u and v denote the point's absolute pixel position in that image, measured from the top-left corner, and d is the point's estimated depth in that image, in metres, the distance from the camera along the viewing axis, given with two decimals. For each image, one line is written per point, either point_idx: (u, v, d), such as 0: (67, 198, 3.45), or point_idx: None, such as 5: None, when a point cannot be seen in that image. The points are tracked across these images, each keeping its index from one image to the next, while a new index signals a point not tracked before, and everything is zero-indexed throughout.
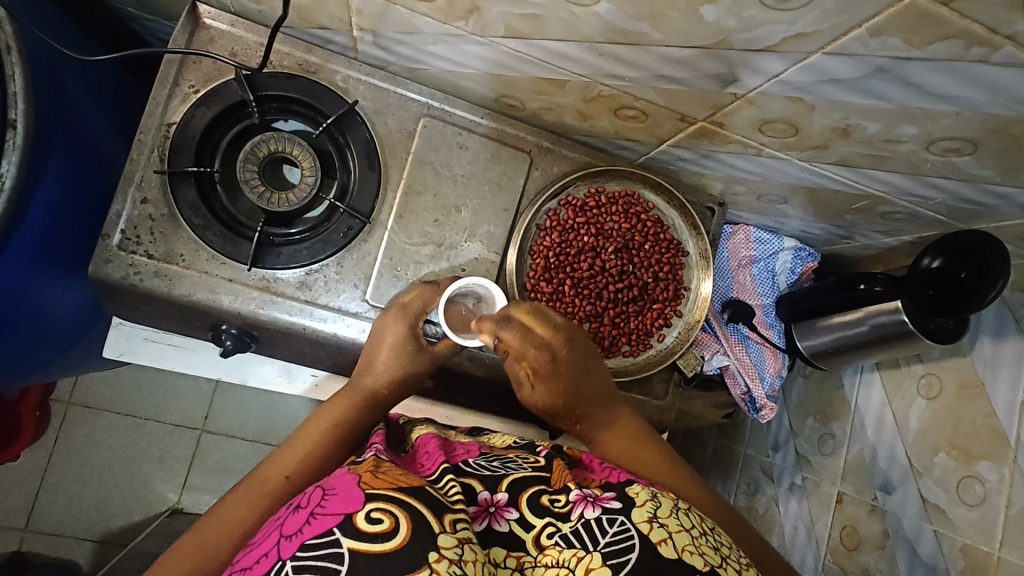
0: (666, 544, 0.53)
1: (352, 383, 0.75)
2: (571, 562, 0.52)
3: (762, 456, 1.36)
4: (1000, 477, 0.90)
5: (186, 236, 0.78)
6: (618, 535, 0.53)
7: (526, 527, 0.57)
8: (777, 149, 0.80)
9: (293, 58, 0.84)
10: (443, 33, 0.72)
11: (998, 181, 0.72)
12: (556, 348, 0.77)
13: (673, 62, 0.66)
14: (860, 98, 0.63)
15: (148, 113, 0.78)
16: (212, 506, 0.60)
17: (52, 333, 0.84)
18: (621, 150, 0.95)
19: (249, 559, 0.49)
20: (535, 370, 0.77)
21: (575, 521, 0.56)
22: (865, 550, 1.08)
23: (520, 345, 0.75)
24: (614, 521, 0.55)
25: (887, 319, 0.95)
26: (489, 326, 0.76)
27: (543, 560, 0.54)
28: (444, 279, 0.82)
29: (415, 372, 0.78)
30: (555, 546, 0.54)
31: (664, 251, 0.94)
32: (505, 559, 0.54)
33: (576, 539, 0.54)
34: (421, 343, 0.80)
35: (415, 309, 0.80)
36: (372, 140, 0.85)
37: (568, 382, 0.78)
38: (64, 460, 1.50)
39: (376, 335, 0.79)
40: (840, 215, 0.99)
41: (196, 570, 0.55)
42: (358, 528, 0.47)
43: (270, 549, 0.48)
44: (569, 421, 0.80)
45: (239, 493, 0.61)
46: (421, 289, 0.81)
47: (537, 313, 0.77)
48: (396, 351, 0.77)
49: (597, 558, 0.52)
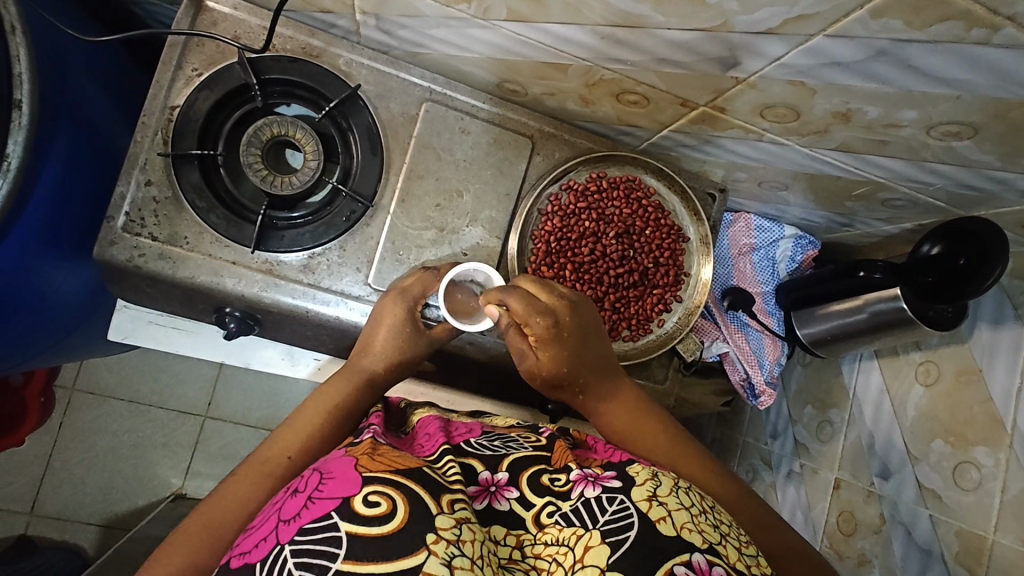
0: (665, 522, 0.54)
1: (351, 367, 0.76)
2: (571, 540, 0.54)
3: (761, 444, 1.37)
4: (996, 461, 0.91)
5: (191, 219, 0.79)
6: (617, 513, 0.55)
7: (526, 506, 0.58)
8: (778, 134, 0.81)
9: (296, 41, 0.83)
10: (446, 16, 0.72)
11: (998, 166, 0.73)
12: (560, 314, 0.77)
13: (676, 46, 0.66)
14: (860, 82, 0.64)
15: (151, 96, 0.78)
16: (216, 488, 0.61)
17: (56, 316, 0.85)
18: (622, 136, 0.95)
19: (249, 542, 0.51)
20: (539, 337, 0.76)
21: (575, 500, 0.57)
22: (861, 535, 1.09)
23: (526, 312, 0.75)
24: (613, 500, 0.56)
25: (886, 306, 0.97)
26: (495, 296, 0.76)
27: (542, 538, 0.56)
28: (445, 265, 0.82)
29: (413, 355, 0.79)
30: (555, 525, 0.56)
31: (664, 236, 0.94)
32: (505, 537, 0.56)
33: (576, 518, 0.55)
34: (420, 326, 0.80)
35: (414, 293, 0.80)
36: (375, 125, 0.85)
37: (571, 349, 0.78)
38: (68, 445, 1.51)
39: (375, 317, 0.79)
40: (841, 203, 0.99)
41: (205, 545, 0.56)
42: (355, 511, 0.48)
43: (269, 533, 0.49)
44: (570, 392, 0.80)
45: (240, 473, 0.62)
46: (421, 274, 0.82)
47: (541, 283, 0.79)
48: (394, 336, 0.78)
49: (596, 536, 0.53)
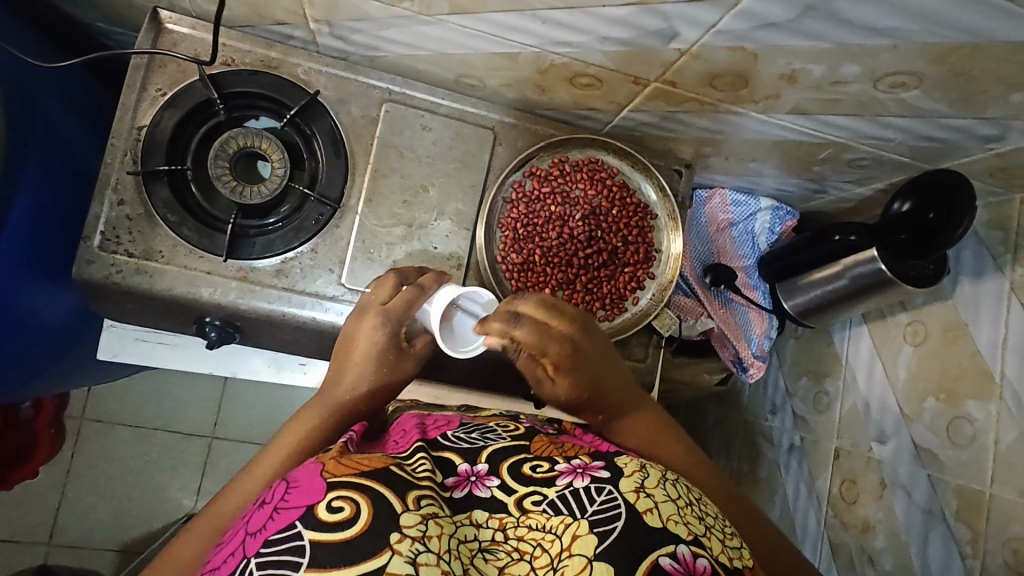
0: (651, 513, 0.56)
1: (334, 383, 0.75)
2: (559, 528, 0.55)
3: (762, 421, 1.36)
4: (988, 414, 0.90)
5: (164, 234, 0.81)
6: (605, 503, 0.57)
7: (508, 492, 0.59)
8: (731, 103, 0.82)
9: (254, 54, 0.85)
10: (393, 16, 0.74)
11: (951, 113, 0.73)
12: (574, 339, 0.79)
13: (615, 23, 0.67)
14: (798, 41, 0.64)
15: (118, 118, 0.80)
16: (165, 549, 0.60)
17: (46, 340, 0.88)
18: (584, 121, 0.96)
19: (218, 559, 0.52)
20: (556, 365, 0.79)
21: (561, 487, 0.58)
22: (865, 503, 1.08)
23: (538, 341, 0.77)
24: (602, 490, 0.58)
25: (865, 268, 0.96)
26: (501, 328, 0.77)
27: (526, 521, 0.56)
28: (428, 281, 0.82)
29: (398, 374, 0.79)
30: (541, 513, 0.56)
31: (631, 214, 0.94)
32: (487, 520, 0.57)
33: (563, 506, 0.56)
34: (400, 347, 0.80)
35: (395, 315, 0.80)
36: (337, 129, 0.87)
37: (589, 374, 0.78)
38: (80, 474, 1.54)
39: (349, 338, 0.78)
40: (809, 168, 0.99)
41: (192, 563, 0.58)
42: (320, 519, 0.50)
43: (236, 548, 0.51)
44: (593, 416, 0.77)
45: (195, 527, 0.61)
46: (404, 293, 0.81)
47: (550, 308, 0.79)
48: (376, 354, 0.77)
49: (584, 525, 0.55)
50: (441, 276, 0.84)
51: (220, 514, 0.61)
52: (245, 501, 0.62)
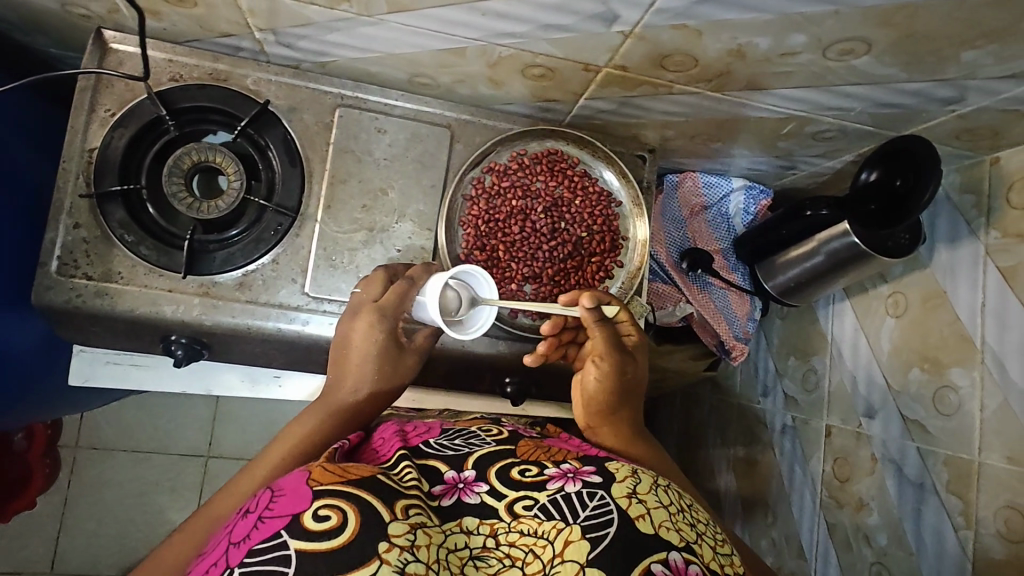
0: (643, 519, 0.55)
1: (334, 387, 0.75)
2: (551, 534, 0.54)
3: (753, 404, 1.35)
4: (972, 381, 0.89)
5: (122, 254, 0.81)
6: (597, 509, 0.55)
7: (498, 497, 0.58)
8: (685, 84, 0.80)
9: (202, 68, 0.85)
10: (334, 19, 0.73)
11: (905, 77, 0.72)
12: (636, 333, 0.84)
13: (553, 10, 0.66)
14: (738, 14, 0.63)
15: (67, 141, 0.80)
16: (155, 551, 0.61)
17: (16, 370, 0.87)
18: (544, 113, 0.96)
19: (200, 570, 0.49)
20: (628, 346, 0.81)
21: (553, 491, 0.57)
22: (858, 479, 1.06)
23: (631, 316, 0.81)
24: (594, 495, 0.57)
25: (839, 244, 0.95)
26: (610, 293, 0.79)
27: (517, 527, 0.55)
28: (418, 272, 0.80)
29: (400, 372, 0.78)
30: (533, 517, 0.55)
31: (594, 203, 0.93)
32: (478, 526, 0.56)
33: (555, 510, 0.55)
34: (401, 344, 0.79)
35: (391, 310, 0.78)
36: (291, 138, 0.87)
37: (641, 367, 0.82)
38: (77, 502, 1.54)
39: (343, 338, 0.78)
40: (775, 144, 0.98)
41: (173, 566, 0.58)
42: (305, 527, 0.48)
43: (219, 558, 0.48)
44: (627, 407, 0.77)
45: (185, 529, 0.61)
46: (397, 286, 0.79)
47: None
48: (375, 356, 0.76)
49: (577, 530, 0.53)
50: (429, 267, 0.83)
51: (202, 523, 0.60)
52: (230, 506, 0.61)
